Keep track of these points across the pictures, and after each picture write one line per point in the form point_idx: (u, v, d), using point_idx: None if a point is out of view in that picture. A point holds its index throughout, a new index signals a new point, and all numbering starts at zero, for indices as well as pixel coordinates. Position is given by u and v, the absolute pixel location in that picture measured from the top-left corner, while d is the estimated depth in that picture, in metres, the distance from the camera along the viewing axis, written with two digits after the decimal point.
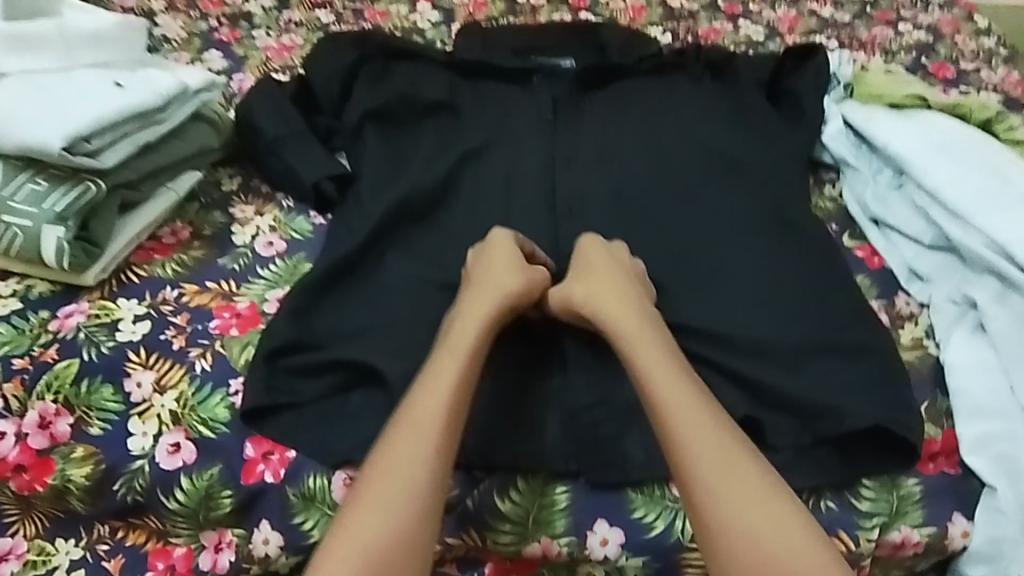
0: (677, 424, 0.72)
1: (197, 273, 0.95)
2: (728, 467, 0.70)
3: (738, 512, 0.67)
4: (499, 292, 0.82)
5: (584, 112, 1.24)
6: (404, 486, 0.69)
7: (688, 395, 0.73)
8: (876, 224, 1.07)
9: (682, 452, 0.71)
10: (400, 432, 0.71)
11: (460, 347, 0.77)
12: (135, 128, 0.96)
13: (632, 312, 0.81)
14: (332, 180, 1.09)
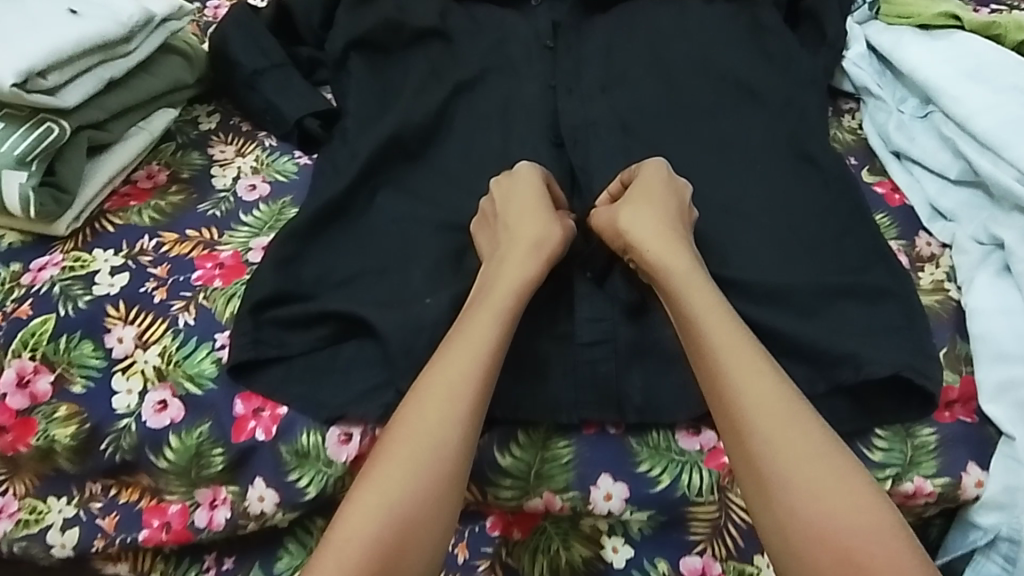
0: (729, 367, 0.68)
1: (177, 220, 0.89)
2: (782, 414, 0.65)
3: (795, 461, 0.63)
4: (540, 245, 0.77)
5: (586, 37, 1.15)
6: (431, 442, 0.65)
7: (739, 338, 0.69)
8: (898, 157, 1.01)
9: (730, 396, 0.67)
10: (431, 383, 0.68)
11: (496, 303, 0.72)
12: (98, 62, 0.88)
13: (683, 252, 0.75)
14: (316, 117, 1.01)
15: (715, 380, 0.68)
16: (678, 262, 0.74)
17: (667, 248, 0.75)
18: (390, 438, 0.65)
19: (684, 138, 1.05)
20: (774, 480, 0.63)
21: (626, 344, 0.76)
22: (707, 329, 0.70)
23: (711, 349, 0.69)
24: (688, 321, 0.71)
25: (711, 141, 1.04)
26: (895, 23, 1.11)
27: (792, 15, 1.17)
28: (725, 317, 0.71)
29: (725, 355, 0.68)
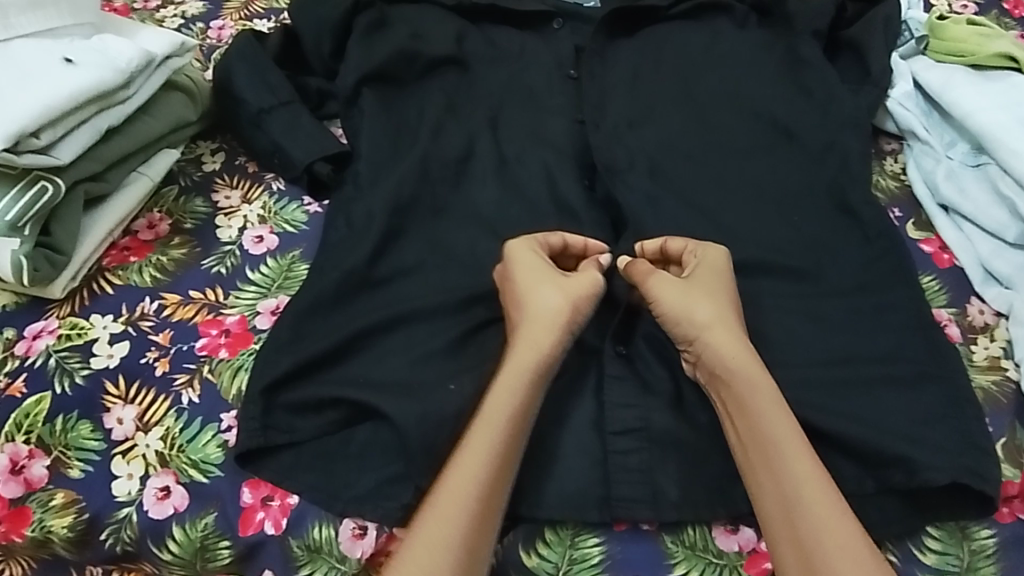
0: (781, 467, 0.65)
1: (179, 279, 0.84)
2: (829, 517, 0.62)
3: (837, 568, 0.60)
4: (555, 317, 0.73)
5: (612, 65, 1.08)
6: (451, 541, 0.61)
7: (791, 433, 0.66)
8: (946, 209, 0.94)
9: (780, 498, 0.64)
10: (454, 476, 0.64)
11: (511, 394, 0.68)
12: (94, 113, 0.82)
13: (742, 340, 0.71)
14: (326, 161, 0.95)
15: (765, 479, 0.65)
16: (740, 356, 0.70)
17: (725, 335, 0.71)
18: (412, 537, 0.62)
19: (718, 178, 0.97)
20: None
21: (659, 434, 0.72)
22: (762, 425, 0.67)
23: (769, 449, 0.66)
24: (749, 423, 0.67)
25: (746, 183, 0.97)
26: (946, 60, 1.03)
27: (830, 47, 1.11)
28: (781, 412, 0.67)
29: (779, 455, 0.65)
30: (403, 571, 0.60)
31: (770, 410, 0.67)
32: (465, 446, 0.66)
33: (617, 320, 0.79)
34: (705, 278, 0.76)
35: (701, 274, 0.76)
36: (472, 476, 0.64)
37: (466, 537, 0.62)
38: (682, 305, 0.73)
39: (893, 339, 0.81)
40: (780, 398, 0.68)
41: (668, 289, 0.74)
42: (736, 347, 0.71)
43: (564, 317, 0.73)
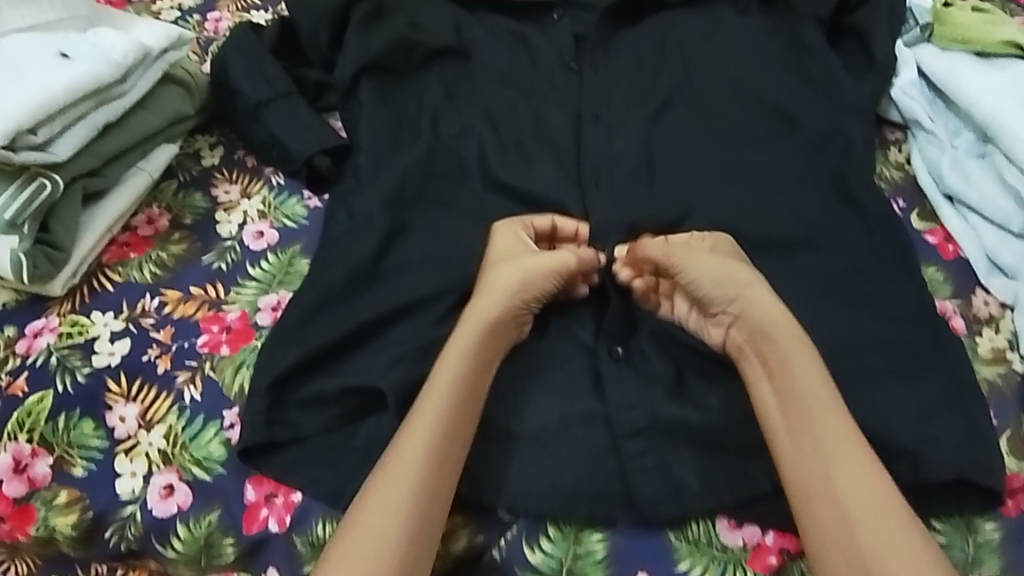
0: (816, 423, 0.66)
1: (178, 275, 0.83)
2: (860, 463, 0.65)
3: (864, 514, 0.62)
4: (505, 286, 0.75)
5: (613, 54, 1.07)
6: (401, 499, 0.63)
7: (822, 391, 0.68)
8: (951, 199, 0.93)
9: (812, 450, 0.65)
10: (406, 439, 0.66)
11: (455, 364, 0.70)
12: (90, 108, 0.81)
13: (783, 311, 0.73)
14: (326, 154, 0.94)
15: (800, 434, 0.67)
16: (778, 323, 0.72)
17: (762, 297, 0.73)
18: (368, 494, 0.64)
19: (721, 167, 0.96)
20: (848, 532, 0.62)
21: (665, 428, 0.71)
22: (798, 386, 0.68)
23: (805, 400, 0.68)
24: (788, 377, 0.69)
25: (750, 170, 0.95)
26: (950, 47, 1.02)
27: (834, 33, 1.09)
28: (813, 370, 0.69)
29: (812, 412, 0.67)
30: (357, 533, 0.62)
31: (806, 365, 0.70)
32: (417, 410, 0.68)
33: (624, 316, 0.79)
34: (736, 254, 0.79)
35: (728, 248, 0.80)
36: (419, 442, 0.65)
37: (417, 496, 0.63)
38: (715, 274, 0.75)
39: (898, 330, 0.80)
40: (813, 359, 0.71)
41: (708, 251, 0.77)
42: (772, 313, 0.72)
43: (511, 286, 0.75)
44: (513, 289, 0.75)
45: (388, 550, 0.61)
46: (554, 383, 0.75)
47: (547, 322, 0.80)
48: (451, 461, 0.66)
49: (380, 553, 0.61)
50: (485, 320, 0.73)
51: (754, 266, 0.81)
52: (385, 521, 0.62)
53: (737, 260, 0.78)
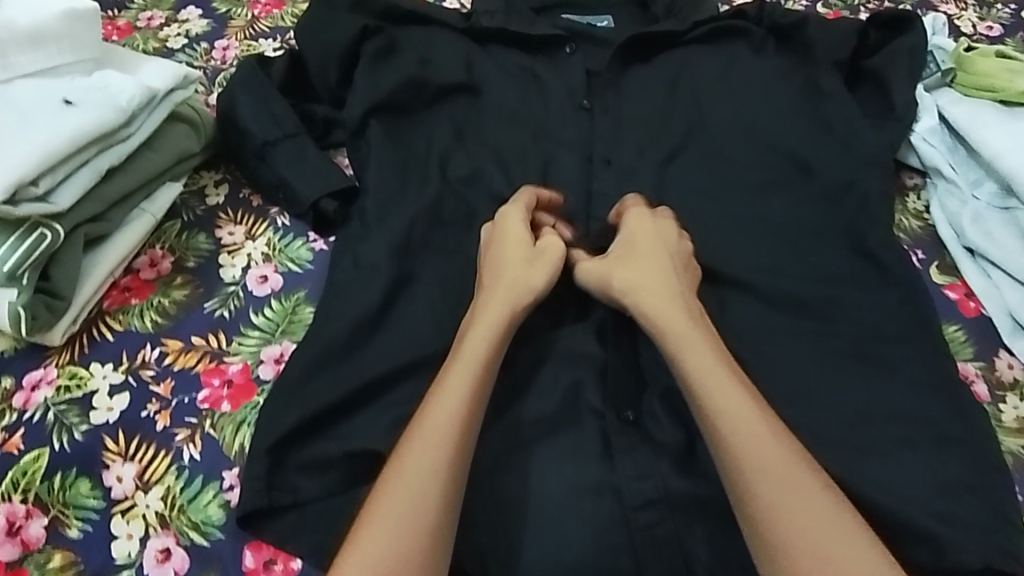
0: (720, 408, 0.65)
1: (179, 323, 0.82)
2: (761, 444, 0.63)
3: (775, 500, 0.61)
4: (530, 280, 0.75)
5: (626, 94, 1.06)
6: (426, 482, 0.62)
7: (726, 376, 0.67)
8: (972, 252, 0.91)
9: (718, 438, 0.65)
10: (426, 424, 0.65)
11: (472, 357, 0.69)
12: (94, 155, 0.79)
13: (674, 294, 0.73)
14: (333, 197, 0.92)
15: (706, 422, 0.66)
16: (665, 310, 0.72)
17: (652, 289, 0.73)
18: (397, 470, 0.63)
19: (734, 216, 0.94)
20: (761, 522, 0.61)
21: (675, 501, 0.71)
22: (704, 373, 0.68)
23: (698, 389, 0.67)
24: (684, 373, 0.68)
25: (762, 221, 0.94)
26: (973, 93, 1.01)
27: (852, 76, 1.07)
28: (708, 356, 0.69)
29: (714, 397, 0.66)
30: (387, 513, 0.60)
31: (699, 354, 0.69)
32: (433, 395, 0.67)
33: (632, 378, 0.78)
34: (647, 236, 0.79)
35: (640, 232, 0.79)
36: (440, 429, 0.64)
37: (445, 481, 0.62)
38: (607, 270, 0.77)
39: (915, 397, 0.78)
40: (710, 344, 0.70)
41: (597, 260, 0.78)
42: (660, 297, 0.73)
43: (533, 279, 0.75)
44: (531, 284, 0.75)
45: (417, 531, 0.60)
46: (561, 449, 0.74)
47: (556, 381, 0.78)
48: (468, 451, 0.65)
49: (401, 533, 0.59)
50: (504, 315, 0.72)
51: (676, 243, 0.80)
52: (404, 502, 0.61)
53: (638, 249, 0.78)
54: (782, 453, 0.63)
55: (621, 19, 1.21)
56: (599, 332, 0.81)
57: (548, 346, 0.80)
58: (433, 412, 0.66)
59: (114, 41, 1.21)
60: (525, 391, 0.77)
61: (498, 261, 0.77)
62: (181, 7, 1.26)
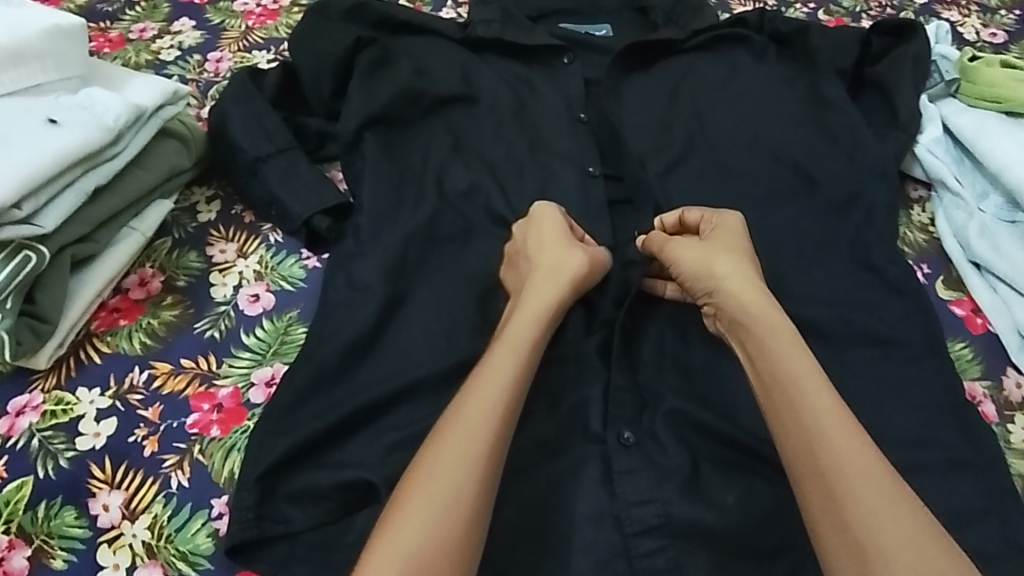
0: (807, 405, 0.65)
1: (169, 345, 0.80)
2: (849, 442, 0.63)
3: (859, 496, 0.60)
4: (569, 273, 0.75)
5: (625, 102, 1.04)
6: (471, 459, 0.61)
7: (813, 376, 0.67)
8: (978, 267, 0.90)
9: (801, 434, 0.64)
10: (473, 402, 0.64)
11: (515, 340, 0.69)
12: (80, 174, 0.78)
13: (765, 294, 0.73)
14: (326, 214, 0.90)
15: (788, 419, 0.65)
16: (761, 308, 0.72)
17: (747, 289, 0.73)
18: (434, 455, 0.61)
19: None
20: (840, 517, 0.60)
21: (676, 530, 0.69)
22: (790, 370, 0.67)
23: (786, 382, 0.67)
24: (772, 365, 0.68)
25: (763, 234, 0.92)
26: (978, 104, 0.99)
27: (854, 86, 1.06)
28: (800, 353, 0.68)
29: (801, 394, 0.66)
30: (426, 493, 0.59)
31: (789, 348, 0.68)
32: (484, 373, 0.66)
33: (630, 399, 0.76)
34: (733, 237, 0.79)
35: (727, 233, 0.80)
36: (487, 408, 0.64)
37: (486, 459, 0.61)
38: (705, 267, 0.76)
39: (922, 420, 0.78)
40: (798, 341, 0.70)
41: (686, 248, 0.78)
42: (757, 298, 0.73)
43: (575, 270, 0.76)
44: (569, 271, 0.75)
45: (457, 509, 0.59)
46: (556, 474, 0.72)
47: (554, 403, 0.76)
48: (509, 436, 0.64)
49: (449, 513, 0.58)
50: (548, 299, 0.73)
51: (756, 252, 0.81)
52: (455, 477, 0.60)
53: (727, 246, 0.78)
54: (870, 455, 0.62)
55: (620, 27, 1.20)
56: (599, 351, 0.79)
57: (544, 368, 0.79)
58: (481, 394, 0.65)
59: (106, 53, 1.19)
60: (524, 413, 0.75)
61: (537, 252, 0.78)
62: (174, 19, 1.25)
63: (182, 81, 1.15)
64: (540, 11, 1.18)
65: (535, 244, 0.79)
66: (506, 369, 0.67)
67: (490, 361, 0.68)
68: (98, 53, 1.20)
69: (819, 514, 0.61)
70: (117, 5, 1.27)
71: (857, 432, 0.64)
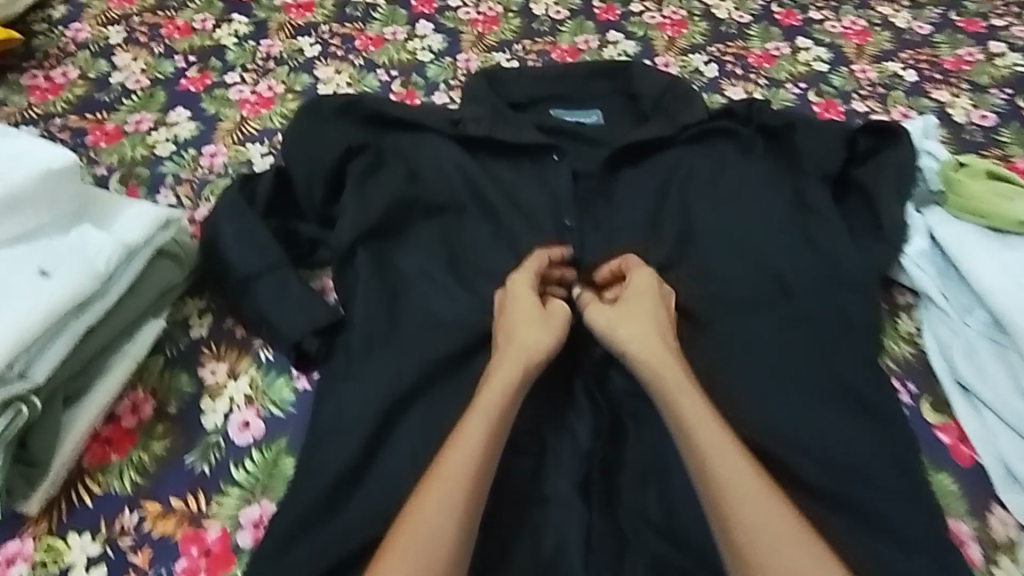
0: (697, 441, 0.74)
1: (158, 481, 0.82)
2: (735, 473, 0.71)
3: (748, 521, 0.69)
4: (541, 339, 0.84)
5: (613, 204, 1.07)
6: (449, 506, 0.71)
7: (699, 412, 0.76)
8: (965, 389, 0.91)
9: (698, 471, 0.73)
10: (452, 452, 0.75)
11: (489, 402, 0.78)
12: (70, 319, 0.79)
13: (657, 342, 0.82)
14: (317, 335, 0.92)
15: (689, 459, 0.74)
16: (653, 356, 0.80)
17: (635, 330, 0.82)
18: (416, 508, 0.71)
19: (726, 345, 0.93)
20: (735, 541, 0.69)
21: None
22: (678, 407, 0.77)
23: (681, 423, 0.76)
24: (671, 412, 0.77)
25: (750, 351, 0.92)
26: (963, 217, 1.00)
27: (842, 186, 1.06)
28: (693, 398, 0.77)
29: (691, 432, 0.75)
30: (405, 539, 0.69)
31: (679, 391, 0.78)
32: (459, 434, 0.76)
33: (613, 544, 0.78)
34: (638, 289, 0.88)
35: (636, 287, 0.88)
36: (467, 463, 0.73)
37: (465, 511, 0.71)
38: (610, 316, 0.85)
39: (906, 559, 0.78)
40: (688, 386, 0.79)
41: (599, 308, 0.87)
42: (647, 343, 0.81)
43: (546, 340, 0.84)
44: (546, 339, 0.84)
45: (437, 557, 0.68)
46: None
47: (537, 543, 0.78)
48: (483, 486, 0.74)
49: (426, 552, 0.68)
50: (519, 365, 0.81)
51: (666, 304, 0.89)
52: (436, 525, 0.69)
53: (632, 305, 0.86)
54: (756, 483, 0.71)
55: (610, 113, 1.21)
56: (579, 486, 0.81)
57: (528, 505, 0.80)
58: (455, 453, 0.74)
59: (103, 150, 1.19)
60: (506, 554, 0.77)
61: (512, 318, 0.87)
62: (170, 109, 1.26)
63: (176, 181, 1.16)
64: (531, 94, 1.20)
65: (511, 307, 0.88)
66: (477, 430, 0.76)
67: (465, 421, 0.77)
68: (94, 147, 1.19)
69: (722, 542, 0.70)
70: (113, 94, 1.28)
71: (743, 464, 0.72)
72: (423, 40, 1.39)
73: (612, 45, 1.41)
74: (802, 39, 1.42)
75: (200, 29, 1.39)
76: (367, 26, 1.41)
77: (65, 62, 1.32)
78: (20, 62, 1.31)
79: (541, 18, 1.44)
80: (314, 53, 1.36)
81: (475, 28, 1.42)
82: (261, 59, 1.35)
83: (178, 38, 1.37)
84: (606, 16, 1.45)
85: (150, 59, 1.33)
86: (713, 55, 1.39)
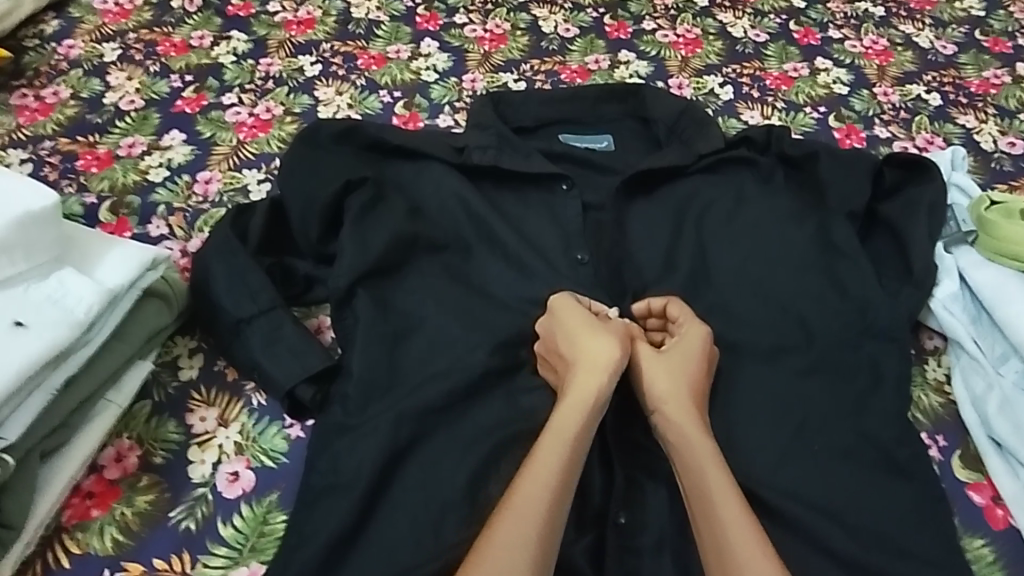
0: (718, 520, 0.71)
1: (139, 542, 0.78)
2: (753, 560, 0.67)
3: None
4: (609, 358, 0.80)
5: (626, 236, 1.01)
6: (527, 539, 0.67)
7: (711, 455, 0.75)
8: (999, 445, 0.86)
9: (715, 553, 0.70)
10: (528, 479, 0.72)
11: (564, 428, 0.75)
12: (47, 372, 0.74)
13: (694, 412, 0.78)
14: (311, 382, 0.87)
15: (706, 537, 0.71)
16: (686, 425, 0.77)
17: (672, 393, 0.79)
18: (490, 543, 0.67)
19: (744, 395, 0.88)
20: None
21: None
22: (705, 479, 0.73)
23: (706, 498, 0.72)
24: (695, 484, 0.74)
25: (770, 403, 0.87)
26: (996, 259, 0.96)
27: (867, 223, 1.01)
28: (723, 474, 0.74)
29: (714, 509, 0.71)
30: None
31: (709, 463, 0.74)
32: (535, 460, 0.73)
33: None
34: (688, 348, 0.83)
35: (686, 344, 0.84)
36: (541, 489, 0.71)
37: (539, 544, 0.68)
38: (649, 373, 0.81)
39: None
40: (719, 459, 0.75)
41: (642, 356, 0.83)
42: (673, 389, 0.80)
43: (615, 358, 0.80)
44: (613, 355, 0.80)
45: None
46: None
47: None
48: (560, 514, 0.70)
49: None
50: (592, 386, 0.78)
51: (712, 365, 0.85)
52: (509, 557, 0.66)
53: (674, 363, 0.82)
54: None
55: (621, 139, 1.14)
56: (587, 552, 0.77)
57: None
58: (529, 483, 0.71)
59: (93, 175, 1.15)
60: None
61: (574, 337, 0.83)
62: (163, 132, 1.21)
63: (169, 209, 1.12)
64: (540, 116, 1.13)
65: (562, 331, 0.84)
66: (549, 458, 0.73)
67: (539, 447, 0.74)
68: (85, 173, 1.15)
69: None
70: (106, 115, 1.23)
71: (763, 551, 0.68)
72: (427, 59, 1.34)
73: (623, 66, 1.35)
74: (821, 59, 1.37)
75: (197, 47, 1.34)
76: (370, 43, 1.36)
77: (55, 80, 1.27)
78: (9, 80, 1.26)
79: (547, 38, 1.39)
80: (314, 71, 1.31)
81: (481, 47, 1.37)
82: (259, 79, 1.30)
83: (174, 56, 1.32)
84: (616, 35, 1.40)
85: (144, 78, 1.29)
86: (729, 76, 1.34)
